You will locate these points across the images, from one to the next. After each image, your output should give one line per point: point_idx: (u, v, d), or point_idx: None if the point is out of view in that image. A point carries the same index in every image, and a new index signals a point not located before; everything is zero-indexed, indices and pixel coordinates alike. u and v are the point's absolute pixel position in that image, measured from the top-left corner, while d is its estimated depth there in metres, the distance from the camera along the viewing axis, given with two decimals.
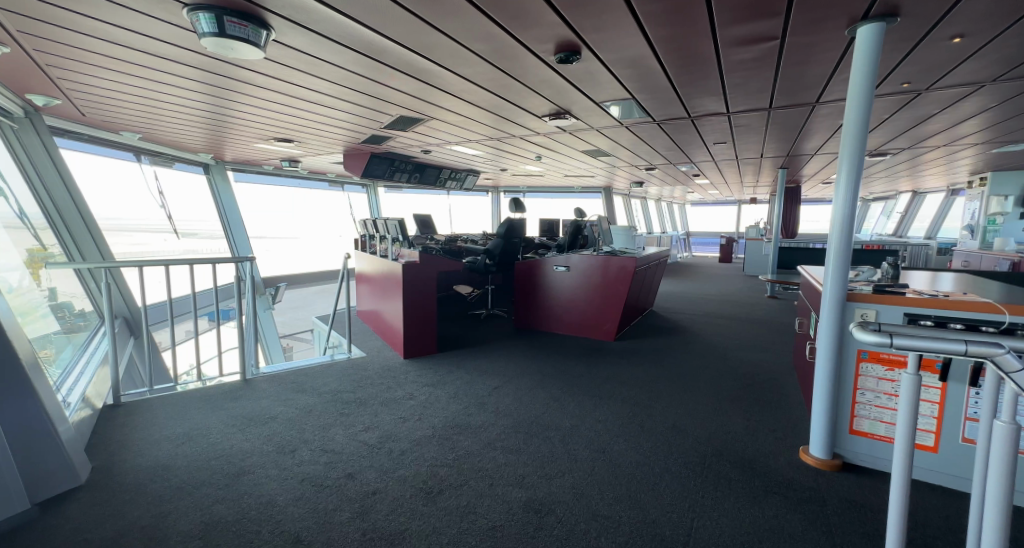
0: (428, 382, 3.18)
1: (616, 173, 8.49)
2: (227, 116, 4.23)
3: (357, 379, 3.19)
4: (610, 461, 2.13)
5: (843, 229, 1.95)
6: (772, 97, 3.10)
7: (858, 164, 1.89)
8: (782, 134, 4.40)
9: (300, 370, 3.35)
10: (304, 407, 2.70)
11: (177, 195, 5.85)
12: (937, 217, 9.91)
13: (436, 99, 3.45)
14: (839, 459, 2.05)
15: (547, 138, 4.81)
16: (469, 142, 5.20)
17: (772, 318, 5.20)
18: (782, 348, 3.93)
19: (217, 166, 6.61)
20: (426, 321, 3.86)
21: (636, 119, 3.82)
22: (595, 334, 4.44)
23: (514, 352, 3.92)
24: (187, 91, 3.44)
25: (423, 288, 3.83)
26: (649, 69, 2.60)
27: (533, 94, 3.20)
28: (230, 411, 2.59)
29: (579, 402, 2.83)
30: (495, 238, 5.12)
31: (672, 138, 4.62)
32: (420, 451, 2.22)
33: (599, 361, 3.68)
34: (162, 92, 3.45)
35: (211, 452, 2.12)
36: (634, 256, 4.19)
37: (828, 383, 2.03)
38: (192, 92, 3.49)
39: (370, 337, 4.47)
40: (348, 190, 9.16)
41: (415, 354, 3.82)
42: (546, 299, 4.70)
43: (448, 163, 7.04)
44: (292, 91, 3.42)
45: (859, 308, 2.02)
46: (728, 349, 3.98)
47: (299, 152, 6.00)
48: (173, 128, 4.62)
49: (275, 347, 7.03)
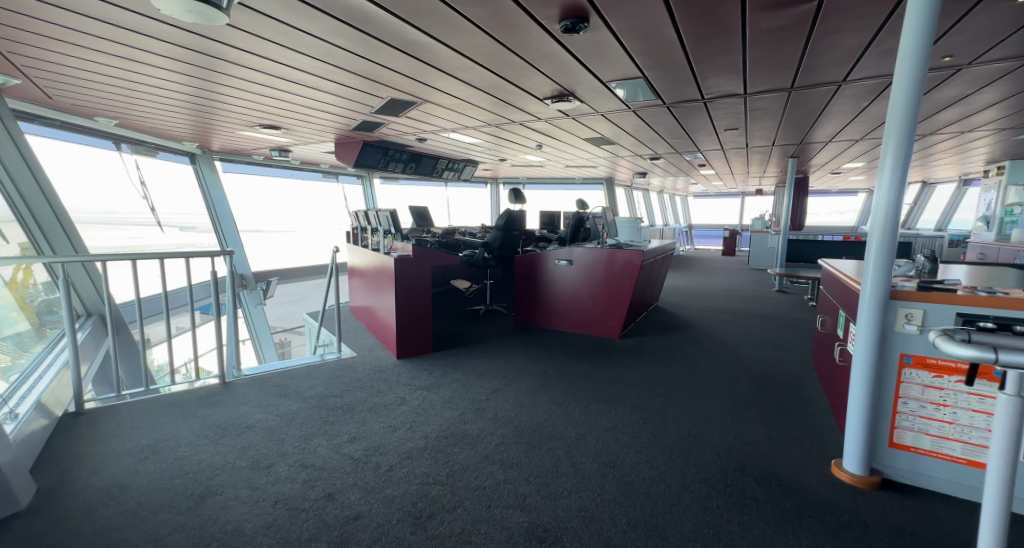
0: (422, 385, 2.97)
1: (618, 163, 8.22)
2: (216, 101, 3.99)
3: (346, 382, 2.97)
4: (620, 478, 1.92)
5: (889, 216, 1.71)
6: (796, 75, 2.86)
7: (907, 142, 1.66)
8: (799, 119, 4.15)
9: (284, 372, 3.11)
10: (286, 414, 2.49)
11: (160, 184, 5.59)
12: (949, 209, 9.67)
13: (430, 79, 3.20)
14: (877, 476, 1.83)
15: (549, 124, 4.55)
16: (467, 129, 4.93)
17: (784, 314, 4.97)
18: (798, 347, 3.71)
19: (203, 156, 6.34)
20: (421, 318, 3.64)
21: (644, 102, 3.57)
22: (599, 332, 4.22)
23: (514, 351, 3.71)
24: (169, 73, 3.19)
25: (418, 283, 3.60)
26: (664, 41, 2.35)
27: (535, 73, 2.94)
28: (205, 418, 2.37)
29: (585, 407, 2.62)
30: (494, 230, 4.89)
31: (681, 124, 4.38)
32: (410, 466, 2.00)
33: (605, 362, 3.46)
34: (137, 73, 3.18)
35: (177, 469, 1.90)
36: (641, 249, 3.97)
37: (866, 391, 1.80)
38: (175, 75, 3.24)
39: (363, 335, 4.24)
40: (341, 181, 8.88)
41: (408, 353, 3.60)
42: (547, 294, 4.48)
43: (445, 152, 6.77)
44: (278, 72, 3.17)
45: (904, 307, 1.77)
46: (740, 348, 3.75)
47: (288, 141, 5.73)
48: (154, 114, 4.38)
49: (267, 344, 6.86)
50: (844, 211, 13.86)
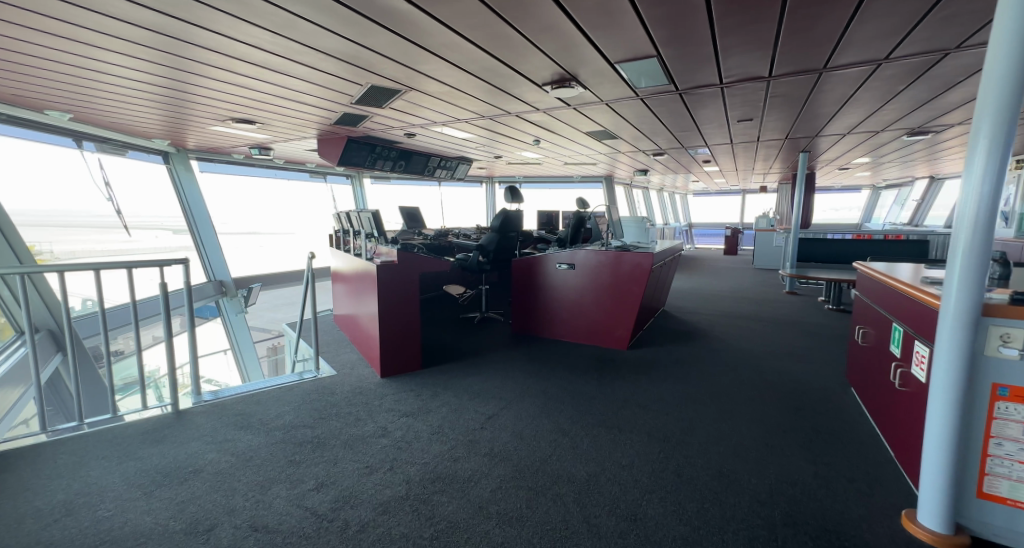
0: (407, 410, 2.61)
1: (618, 161, 7.88)
2: (185, 93, 3.60)
3: (320, 408, 2.60)
4: (645, 538, 1.56)
5: (983, 213, 1.35)
6: (832, 53, 2.50)
7: (1009, 120, 1.31)
8: (821, 107, 3.80)
9: (250, 397, 2.72)
10: (244, 452, 2.11)
11: (128, 185, 5.22)
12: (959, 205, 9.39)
13: (413, 61, 2.82)
14: (963, 535, 1.48)
15: (548, 117, 4.19)
16: (460, 123, 4.56)
17: (801, 319, 4.63)
18: (825, 357, 3.37)
19: (179, 155, 5.92)
20: (409, 331, 3.26)
21: (654, 88, 3.21)
22: (604, 342, 3.87)
23: (511, 366, 3.33)
24: (138, 62, 2.81)
25: (404, 292, 3.23)
26: (688, 5, 1.97)
27: (533, 52, 2.56)
28: (144, 461, 1.98)
29: (595, 439, 2.26)
30: (488, 232, 4.54)
31: (692, 115, 4.03)
32: (386, 525, 1.63)
33: (613, 378, 3.11)
34: (97, 61, 2.78)
35: (90, 538, 1.51)
36: (651, 251, 3.61)
37: (947, 429, 1.45)
38: (143, 63, 2.85)
39: (345, 348, 3.86)
40: (329, 181, 8.49)
41: (394, 371, 3.22)
42: (547, 301, 4.12)
43: (436, 149, 6.39)
44: (242, 55, 2.76)
45: (997, 326, 1.41)
46: (761, 360, 3.40)
47: (267, 137, 5.32)
48: (119, 109, 3.98)
49: (249, 354, 6.58)
50: (849, 207, 13.58)
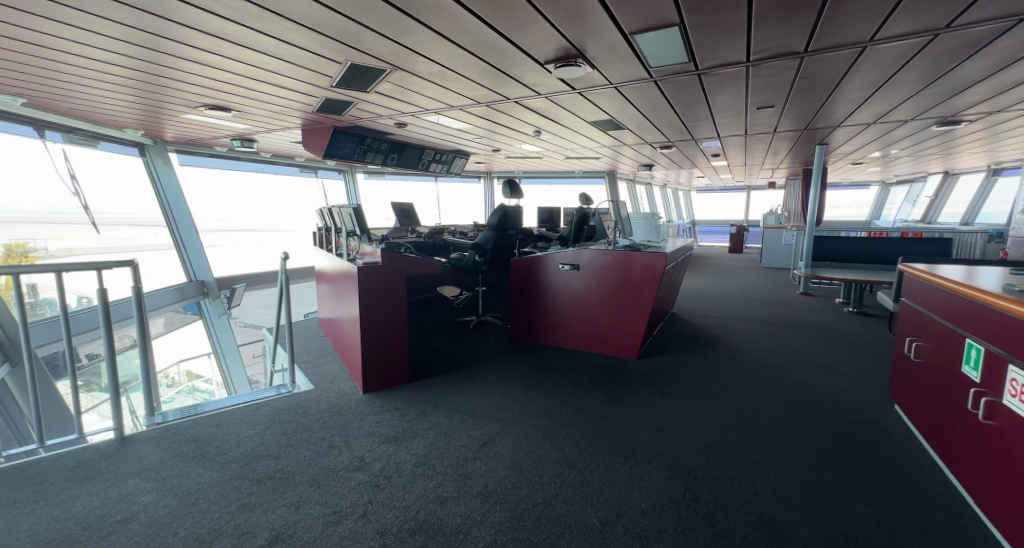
0: (389, 436, 2.26)
1: (621, 155, 7.53)
2: (154, 76, 3.24)
3: (289, 433, 2.26)
4: None
5: None
6: (887, 19, 2.12)
7: None
8: (852, 93, 3.44)
9: (211, 419, 2.38)
10: (188, 493, 1.76)
11: (97, 178, 4.86)
12: (976, 200, 9.02)
13: (397, 34, 2.45)
14: None
15: (551, 103, 3.83)
16: (454, 111, 4.21)
17: (822, 324, 4.30)
18: (858, 369, 3.04)
19: (156, 147, 5.56)
20: (394, 340, 2.91)
21: (672, 68, 2.85)
22: (611, 350, 3.53)
23: (509, 380, 2.99)
24: (86, 33, 2.45)
25: (389, 297, 2.88)
26: None
27: (534, 18, 2.19)
28: (64, 507, 1.64)
29: (607, 475, 1.92)
30: (485, 230, 4.18)
31: (709, 101, 3.68)
32: None
33: (624, 394, 2.77)
34: (33, 31, 2.41)
35: None
36: (663, 252, 3.26)
37: None
38: (92, 35, 2.49)
39: (327, 358, 3.51)
40: (321, 175, 8.15)
41: (379, 386, 2.87)
42: (548, 305, 3.78)
43: (430, 141, 6.04)
44: (196, 24, 2.36)
45: None
46: (786, 372, 3.05)
47: (248, 128, 4.95)
48: (86, 94, 3.64)
49: (234, 359, 6.13)
50: (856, 205, 13.26)
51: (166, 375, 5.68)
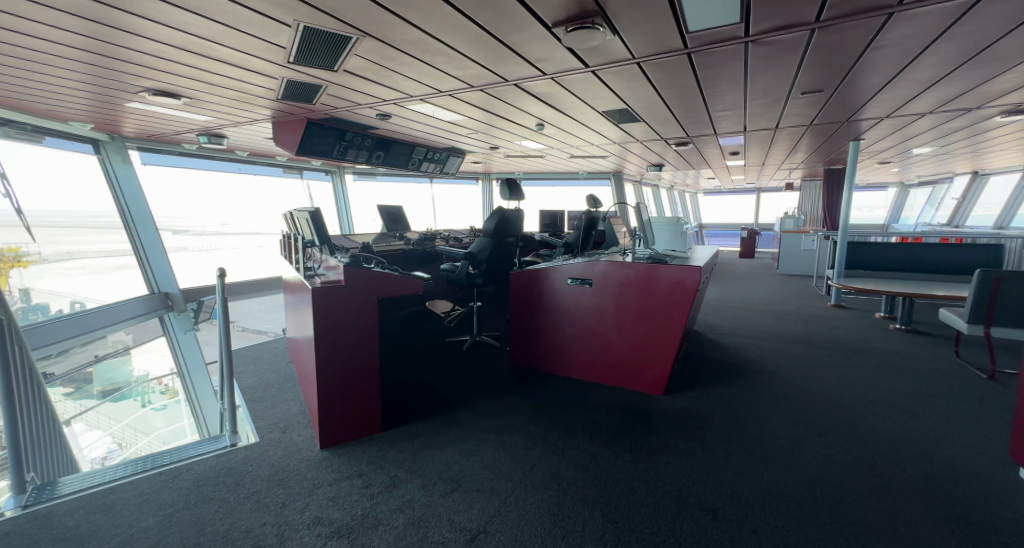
0: (341, 528, 1.63)
1: (629, 154, 6.95)
2: (82, 54, 2.61)
3: (200, 526, 1.61)
4: None
5: None
6: None
7: None
8: (923, 72, 2.85)
9: (99, 502, 1.73)
10: None
11: (43, 180, 4.18)
12: (1012, 202, 8.37)
13: None
14: None
15: (557, 86, 3.22)
16: (444, 97, 3.60)
17: (874, 347, 3.68)
18: (944, 413, 2.43)
19: (113, 143, 4.92)
20: (361, 380, 2.30)
21: (713, 33, 2.24)
22: (630, 383, 2.92)
23: (507, 427, 2.38)
24: None
25: (352, 325, 2.26)
26: None
27: None
28: None
29: None
30: (480, 237, 3.58)
31: (748, 83, 3.09)
32: None
33: (655, 450, 2.15)
34: None
35: None
36: (697, 265, 2.65)
37: None
38: None
39: (286, 394, 2.88)
40: (306, 177, 7.55)
41: (340, 439, 2.25)
42: (553, 328, 3.17)
43: (421, 138, 5.46)
44: None
45: None
46: (853, 416, 2.44)
47: (210, 120, 4.33)
48: (14, 78, 3.01)
49: (201, 377, 5.30)
50: (874, 208, 12.66)
51: (158, 380, 5.11)
